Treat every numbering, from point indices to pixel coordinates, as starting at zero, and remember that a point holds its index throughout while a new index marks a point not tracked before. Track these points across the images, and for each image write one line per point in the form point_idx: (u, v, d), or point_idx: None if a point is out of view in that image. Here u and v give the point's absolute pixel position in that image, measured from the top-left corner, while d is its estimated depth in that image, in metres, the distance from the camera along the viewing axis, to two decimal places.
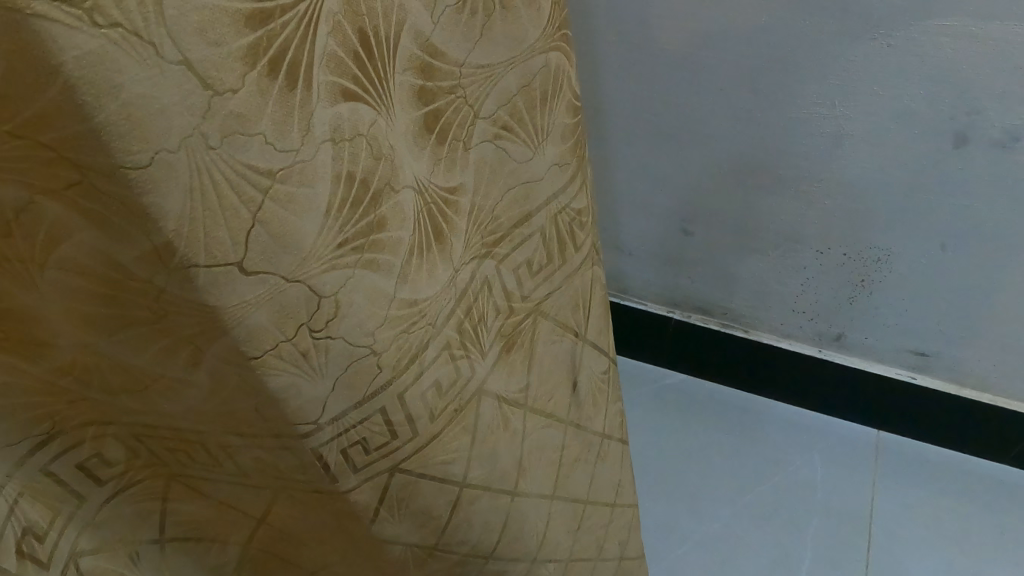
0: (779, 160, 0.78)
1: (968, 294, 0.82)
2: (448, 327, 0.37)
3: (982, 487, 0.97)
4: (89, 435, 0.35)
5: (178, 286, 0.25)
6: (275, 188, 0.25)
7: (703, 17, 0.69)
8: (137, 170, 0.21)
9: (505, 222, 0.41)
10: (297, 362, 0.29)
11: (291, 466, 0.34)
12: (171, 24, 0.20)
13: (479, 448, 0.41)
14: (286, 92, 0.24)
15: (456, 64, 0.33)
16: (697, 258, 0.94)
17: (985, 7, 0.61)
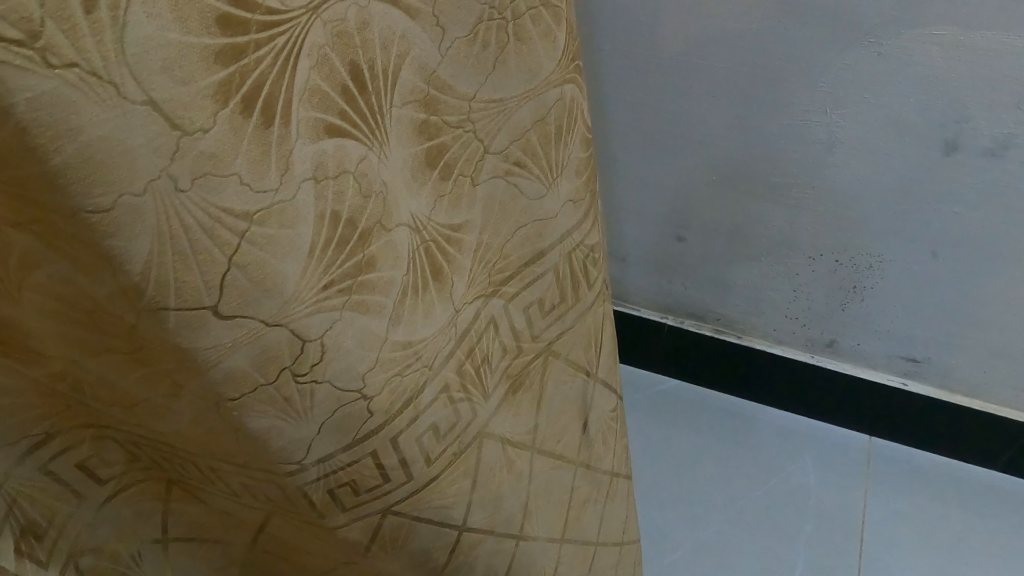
0: (772, 168, 0.78)
1: (960, 301, 0.82)
2: (447, 369, 0.37)
3: (974, 494, 0.96)
4: (87, 438, 0.34)
5: (149, 326, 0.24)
6: (252, 232, 0.24)
7: (693, 26, 0.69)
8: (99, 213, 0.21)
9: (516, 261, 0.41)
10: (272, 414, 0.29)
11: (277, 493, 0.34)
12: (132, 63, 0.20)
13: (477, 494, 0.42)
14: (263, 129, 0.24)
15: (453, 101, 0.33)
16: (691, 264, 0.94)
17: (972, 16, 0.60)
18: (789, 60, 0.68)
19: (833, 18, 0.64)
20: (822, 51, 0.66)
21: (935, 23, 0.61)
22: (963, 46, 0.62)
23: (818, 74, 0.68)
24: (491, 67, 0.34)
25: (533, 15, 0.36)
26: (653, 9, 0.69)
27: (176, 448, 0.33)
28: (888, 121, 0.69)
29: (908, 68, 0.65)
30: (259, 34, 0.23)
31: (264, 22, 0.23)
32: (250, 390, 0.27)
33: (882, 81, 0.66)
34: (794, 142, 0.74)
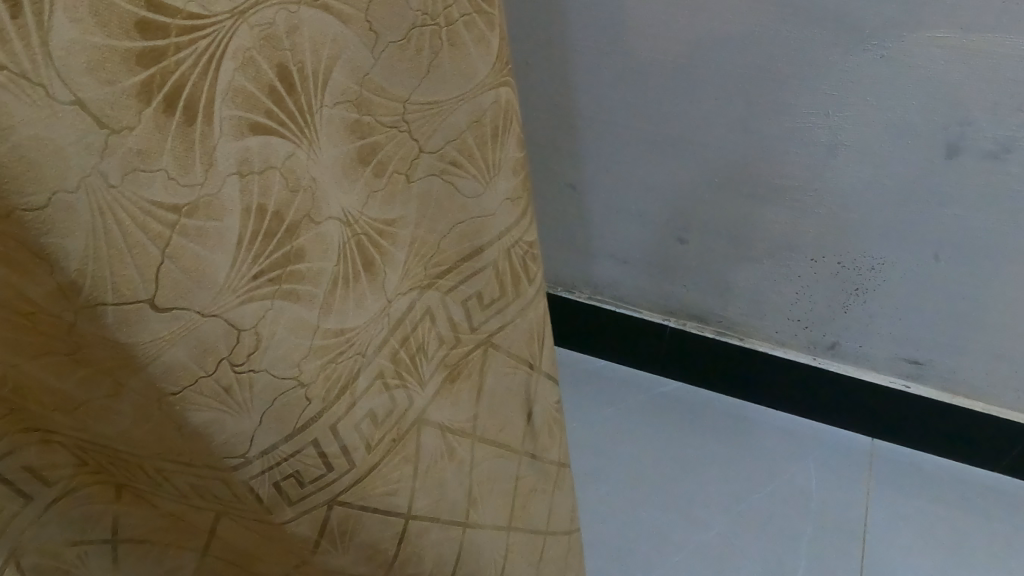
0: (769, 167, 0.78)
1: (958, 303, 0.82)
2: (381, 356, 0.39)
3: (975, 494, 0.97)
4: (36, 441, 0.34)
5: (87, 323, 0.25)
6: (182, 224, 0.26)
7: (696, 26, 0.69)
8: (35, 210, 0.22)
9: (454, 255, 0.42)
10: (214, 406, 0.30)
11: (224, 492, 0.35)
12: (59, 66, 0.21)
13: (420, 482, 0.43)
14: (187, 126, 0.25)
15: (380, 102, 0.33)
16: (693, 267, 0.94)
17: (973, 20, 0.60)
18: (789, 59, 0.68)
19: (835, 19, 0.64)
20: (826, 55, 0.67)
21: (939, 24, 0.62)
22: (971, 47, 0.62)
23: (827, 77, 0.68)
24: (424, 71, 0.35)
25: (466, 22, 0.36)
26: (656, 10, 0.69)
27: (119, 449, 0.34)
28: (890, 121, 0.69)
29: (909, 72, 0.65)
30: (179, 36, 0.24)
31: (185, 25, 0.24)
32: (187, 385, 0.29)
33: (880, 85, 0.67)
34: (790, 142, 0.75)
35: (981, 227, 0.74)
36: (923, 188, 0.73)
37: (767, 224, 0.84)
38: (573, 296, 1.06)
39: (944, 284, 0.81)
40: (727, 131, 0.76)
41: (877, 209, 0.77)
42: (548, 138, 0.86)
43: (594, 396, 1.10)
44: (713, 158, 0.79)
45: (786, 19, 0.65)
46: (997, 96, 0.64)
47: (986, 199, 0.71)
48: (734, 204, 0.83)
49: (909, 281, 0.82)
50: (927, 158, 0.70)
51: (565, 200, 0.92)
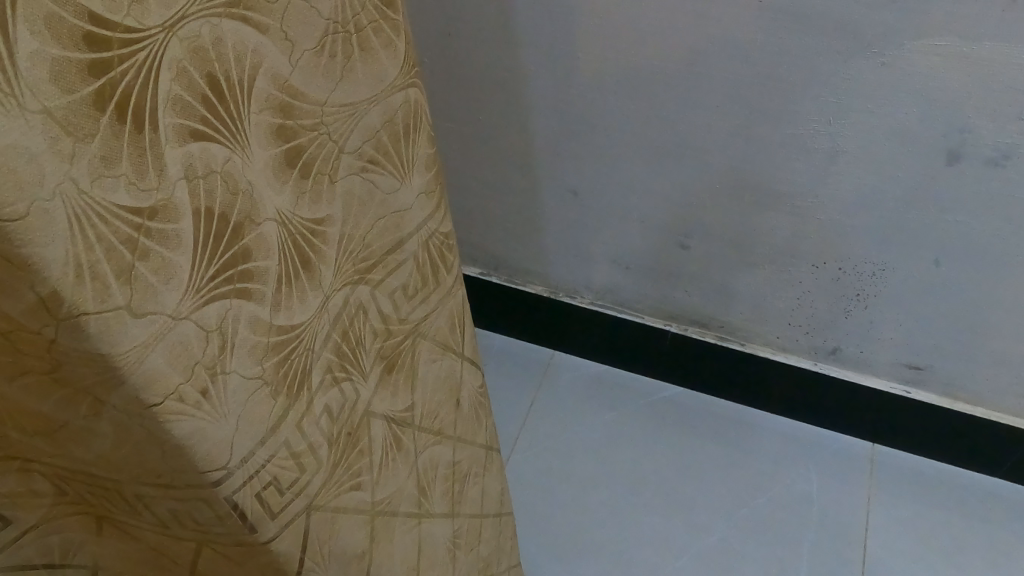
0: (767, 172, 0.77)
1: (954, 309, 0.83)
2: (327, 352, 0.39)
3: (975, 499, 0.97)
4: (14, 468, 0.33)
5: (68, 339, 0.24)
6: (146, 227, 0.25)
7: (697, 35, 0.69)
8: (16, 219, 0.21)
9: (378, 249, 0.42)
10: (191, 415, 0.29)
11: (205, 518, 0.33)
12: (25, 76, 0.21)
13: (377, 472, 0.46)
14: (138, 135, 0.24)
15: (298, 102, 0.32)
16: (691, 272, 0.94)
17: (973, 28, 0.60)
18: (784, 63, 0.68)
19: (841, 27, 0.64)
20: (833, 61, 0.66)
21: (946, 31, 0.61)
22: (973, 54, 0.61)
23: (831, 82, 0.68)
24: (337, 74, 0.34)
25: (374, 28, 0.36)
26: (657, 18, 0.69)
27: (96, 476, 0.32)
28: (890, 129, 0.69)
29: (911, 80, 0.65)
30: (121, 49, 0.24)
31: (125, 38, 0.24)
32: (166, 395, 0.27)
33: (882, 91, 0.66)
34: (786, 147, 0.74)
35: (978, 238, 0.75)
36: (904, 191, 0.73)
37: (760, 233, 0.85)
38: (576, 302, 1.07)
39: (936, 290, 0.82)
40: (721, 135, 0.76)
41: (857, 215, 0.78)
42: (547, 144, 0.86)
43: (590, 401, 1.11)
44: (716, 170, 0.80)
45: (789, 21, 0.65)
46: (1001, 106, 0.64)
47: (986, 204, 0.72)
48: (731, 210, 0.83)
49: (904, 286, 0.83)
50: (926, 169, 0.71)
51: (533, 201, 0.95)
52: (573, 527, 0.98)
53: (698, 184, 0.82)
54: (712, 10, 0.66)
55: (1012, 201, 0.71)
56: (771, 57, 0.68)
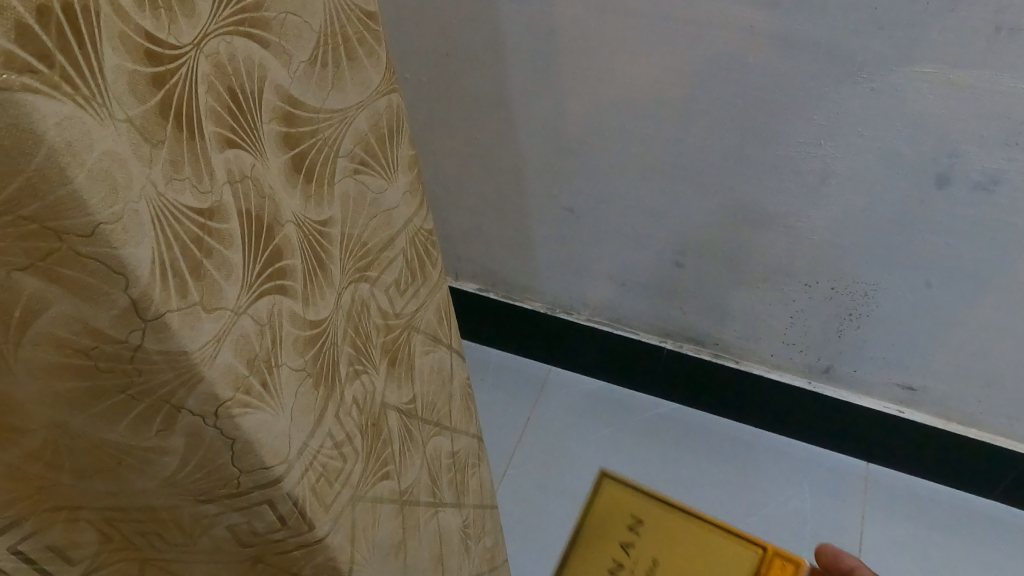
0: (759, 191, 0.78)
1: (948, 332, 0.84)
2: (348, 348, 0.41)
3: (971, 521, 0.98)
4: (61, 520, 0.34)
5: (153, 343, 0.25)
6: (209, 226, 0.27)
7: (688, 59, 0.69)
8: (114, 221, 0.22)
9: (374, 249, 0.43)
10: (256, 409, 0.30)
11: (266, 525, 0.34)
12: (111, 87, 0.22)
13: (399, 461, 0.49)
14: (191, 142, 0.26)
15: (297, 109, 0.34)
16: (689, 290, 0.95)
17: (961, 56, 0.61)
18: (773, 86, 0.68)
19: (830, 52, 0.64)
20: (824, 85, 0.67)
21: (935, 59, 0.62)
22: (963, 82, 0.62)
23: (826, 107, 0.68)
24: (326, 85, 0.36)
25: (359, 39, 0.38)
26: (644, 40, 0.69)
27: (147, 505, 0.34)
28: (881, 153, 0.70)
29: (904, 106, 0.66)
30: (170, 64, 0.25)
31: (172, 55, 0.25)
32: (235, 389, 0.28)
33: (872, 114, 0.67)
34: (775, 168, 0.75)
35: (969, 264, 0.76)
36: (892, 211, 0.74)
37: (750, 252, 0.86)
38: (574, 317, 1.08)
39: (930, 313, 0.83)
40: (714, 155, 0.77)
41: (843, 234, 0.79)
42: (547, 163, 0.87)
43: (588, 414, 1.12)
44: (709, 194, 0.81)
45: (781, 45, 0.65)
46: (989, 134, 0.65)
47: (978, 232, 0.73)
48: (723, 230, 0.85)
49: (899, 307, 0.84)
50: (912, 196, 0.72)
51: (526, 218, 0.96)
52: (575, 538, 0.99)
53: (691, 206, 0.84)
54: (701, 35, 0.67)
55: (1002, 230, 0.72)
56: (762, 81, 0.68)
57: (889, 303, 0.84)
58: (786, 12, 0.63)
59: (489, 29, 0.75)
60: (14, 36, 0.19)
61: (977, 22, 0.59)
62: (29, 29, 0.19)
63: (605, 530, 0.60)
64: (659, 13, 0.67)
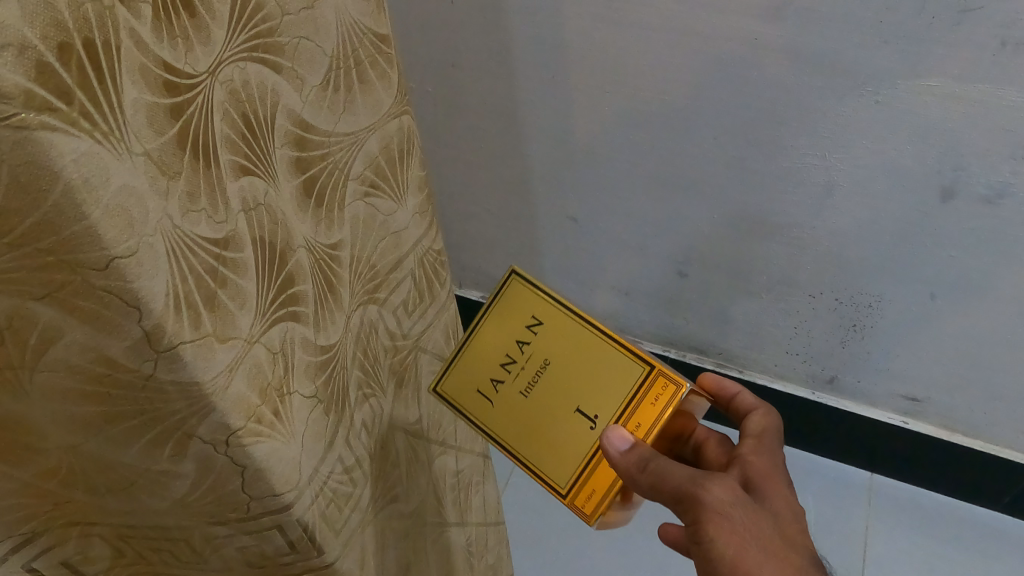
0: (765, 203, 0.78)
1: (954, 343, 0.84)
2: (355, 371, 0.43)
3: (973, 532, 0.98)
4: (76, 533, 0.36)
5: (165, 373, 0.27)
6: (223, 257, 0.29)
7: (692, 70, 0.69)
8: (128, 256, 0.24)
9: (384, 269, 0.45)
10: (267, 437, 0.32)
11: (275, 548, 0.37)
12: (129, 122, 0.24)
13: (403, 480, 0.52)
14: (208, 170, 0.28)
15: (304, 132, 0.35)
16: (692, 300, 0.96)
17: (965, 70, 0.61)
18: (773, 99, 0.69)
19: (830, 67, 0.64)
20: (825, 99, 0.67)
21: (939, 72, 0.62)
22: (968, 95, 0.62)
23: (828, 121, 0.68)
24: (336, 108, 0.37)
25: (371, 62, 0.39)
26: (647, 51, 0.69)
27: (160, 525, 0.36)
28: (886, 165, 0.70)
29: (908, 116, 0.65)
30: (188, 93, 0.26)
31: (189, 83, 0.26)
32: (246, 419, 0.30)
33: (877, 127, 0.67)
34: (780, 179, 0.75)
35: (973, 276, 0.76)
36: (898, 224, 0.74)
37: (753, 265, 0.86)
38: None
39: (935, 326, 0.83)
40: (722, 166, 0.77)
41: (847, 246, 0.79)
42: (551, 174, 0.87)
43: None
44: (712, 207, 0.82)
45: (786, 55, 0.65)
46: (993, 147, 0.65)
47: (984, 243, 0.73)
48: (726, 242, 0.85)
49: (907, 318, 0.84)
50: (918, 209, 0.72)
51: (531, 228, 0.96)
52: (576, 544, 0.99)
53: (696, 218, 0.84)
54: (705, 47, 0.67)
55: (1009, 243, 0.72)
56: (767, 92, 0.68)
57: (896, 317, 0.84)
58: (791, 24, 0.63)
59: (492, 40, 0.75)
60: (36, 75, 0.20)
61: (982, 36, 0.59)
62: (49, 67, 0.20)
63: (501, 325, 0.49)
64: (663, 23, 0.67)
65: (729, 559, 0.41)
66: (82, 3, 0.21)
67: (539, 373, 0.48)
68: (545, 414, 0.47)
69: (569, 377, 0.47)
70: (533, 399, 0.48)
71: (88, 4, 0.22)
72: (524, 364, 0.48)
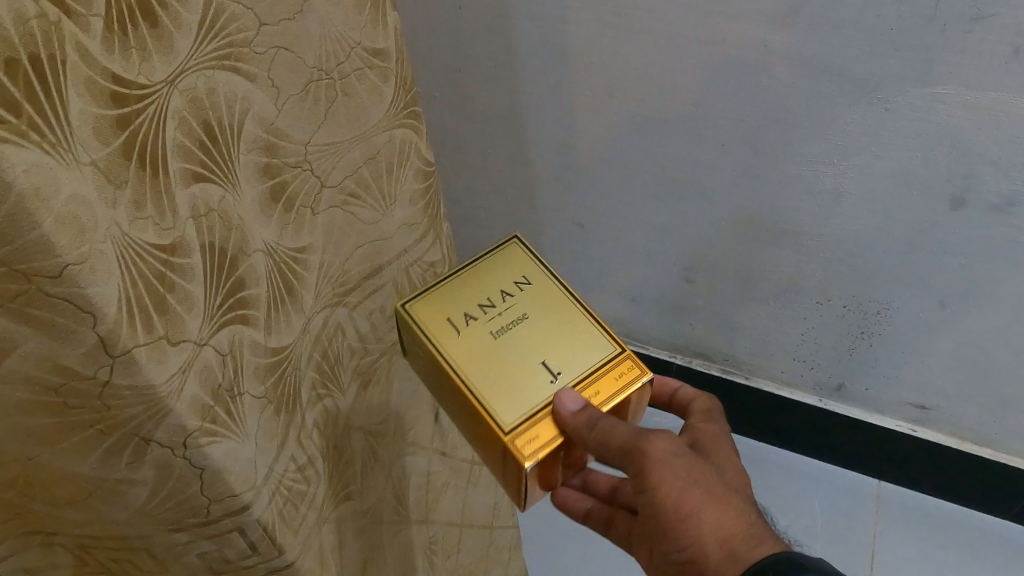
0: (774, 211, 0.78)
1: (964, 351, 0.83)
2: (310, 371, 0.45)
3: (983, 541, 0.97)
4: (36, 544, 0.38)
5: (121, 377, 0.28)
6: (172, 263, 0.30)
7: (702, 78, 0.69)
8: (82, 261, 0.25)
9: (358, 274, 0.48)
10: (219, 439, 0.34)
11: (237, 551, 0.39)
12: (77, 133, 0.25)
13: (360, 480, 0.54)
14: (154, 180, 0.29)
15: (276, 143, 0.37)
16: (700, 305, 0.95)
17: (980, 77, 0.60)
18: (780, 105, 0.68)
19: (837, 77, 0.65)
20: (834, 106, 0.67)
21: (952, 80, 0.61)
22: (984, 102, 0.62)
23: (839, 127, 0.68)
24: (316, 118, 0.39)
25: (357, 75, 0.41)
26: (660, 58, 0.69)
27: (116, 535, 0.37)
28: (900, 173, 0.69)
29: (919, 122, 0.65)
30: (137, 104, 0.27)
31: (140, 94, 0.27)
32: (201, 421, 0.32)
33: (889, 133, 0.67)
34: (790, 187, 0.75)
35: (979, 286, 0.76)
36: (907, 231, 0.74)
37: (754, 270, 0.86)
38: None
39: (943, 334, 0.83)
40: (734, 172, 0.76)
41: (853, 253, 0.79)
42: (556, 180, 0.87)
43: None
44: (715, 214, 0.82)
45: (797, 61, 0.65)
46: (1005, 154, 0.64)
47: (996, 250, 0.72)
48: (728, 249, 0.85)
49: (915, 324, 0.83)
50: (928, 217, 0.72)
51: (534, 231, 0.96)
52: None
53: (700, 224, 0.84)
54: (716, 56, 0.67)
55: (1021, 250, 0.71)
56: (780, 98, 0.68)
57: (902, 325, 0.84)
58: (800, 31, 0.62)
59: (499, 45, 0.75)
60: None
61: (995, 43, 0.58)
62: None
63: (482, 274, 0.49)
64: (676, 30, 0.66)
65: (672, 501, 0.43)
66: (28, 19, 0.22)
67: (516, 322, 0.47)
68: (510, 358, 0.46)
69: (546, 334, 0.47)
70: (501, 341, 0.46)
71: (34, 19, 0.23)
72: (501, 310, 0.48)
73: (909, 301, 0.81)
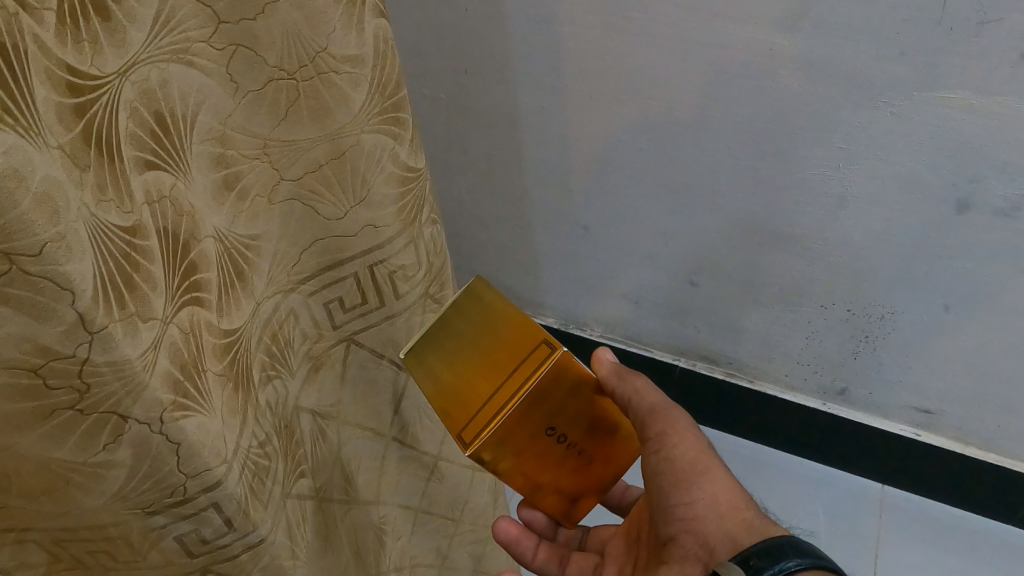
0: (777, 214, 0.78)
1: (968, 356, 0.83)
2: (260, 349, 0.47)
3: (984, 545, 0.97)
4: (10, 540, 0.38)
5: (99, 352, 0.30)
6: (136, 244, 0.31)
7: (706, 79, 0.69)
8: (57, 239, 0.26)
9: (313, 266, 0.50)
10: (190, 416, 0.35)
11: (214, 530, 0.39)
12: (43, 119, 0.26)
13: (310, 461, 0.54)
14: (112, 165, 0.30)
15: (228, 138, 0.39)
16: (705, 309, 0.95)
17: (987, 81, 0.60)
18: (783, 106, 0.68)
19: (842, 81, 0.65)
20: (837, 107, 0.67)
21: (961, 84, 0.61)
22: (993, 106, 0.61)
23: (842, 129, 0.68)
24: (280, 112, 0.41)
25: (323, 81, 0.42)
26: (667, 60, 0.69)
27: (90, 526, 0.38)
28: (907, 178, 0.69)
29: (925, 126, 0.65)
30: (90, 93, 0.29)
31: (92, 85, 0.29)
32: (174, 397, 0.34)
33: (893, 136, 0.67)
34: (792, 190, 0.75)
35: (984, 290, 0.76)
36: (911, 234, 0.74)
37: (750, 271, 0.86)
38: (585, 333, 1.08)
39: (948, 338, 0.82)
40: (739, 175, 0.76)
41: (854, 255, 0.79)
42: (558, 181, 0.87)
43: None
44: (717, 217, 0.82)
45: (803, 61, 0.65)
46: (1012, 161, 0.64)
47: (1001, 255, 0.72)
48: (728, 250, 0.85)
49: (916, 327, 0.83)
50: (932, 220, 0.72)
51: (534, 232, 0.96)
52: None
53: (700, 225, 0.84)
54: (723, 58, 0.67)
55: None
56: (786, 100, 0.68)
57: (906, 329, 0.84)
58: (808, 35, 0.63)
59: (501, 46, 0.75)
60: None
61: (1000, 48, 0.58)
62: None
63: None
64: (682, 31, 0.66)
65: None
66: None
67: None
68: None
69: None
70: None
71: None
72: None
73: (913, 305, 0.81)
